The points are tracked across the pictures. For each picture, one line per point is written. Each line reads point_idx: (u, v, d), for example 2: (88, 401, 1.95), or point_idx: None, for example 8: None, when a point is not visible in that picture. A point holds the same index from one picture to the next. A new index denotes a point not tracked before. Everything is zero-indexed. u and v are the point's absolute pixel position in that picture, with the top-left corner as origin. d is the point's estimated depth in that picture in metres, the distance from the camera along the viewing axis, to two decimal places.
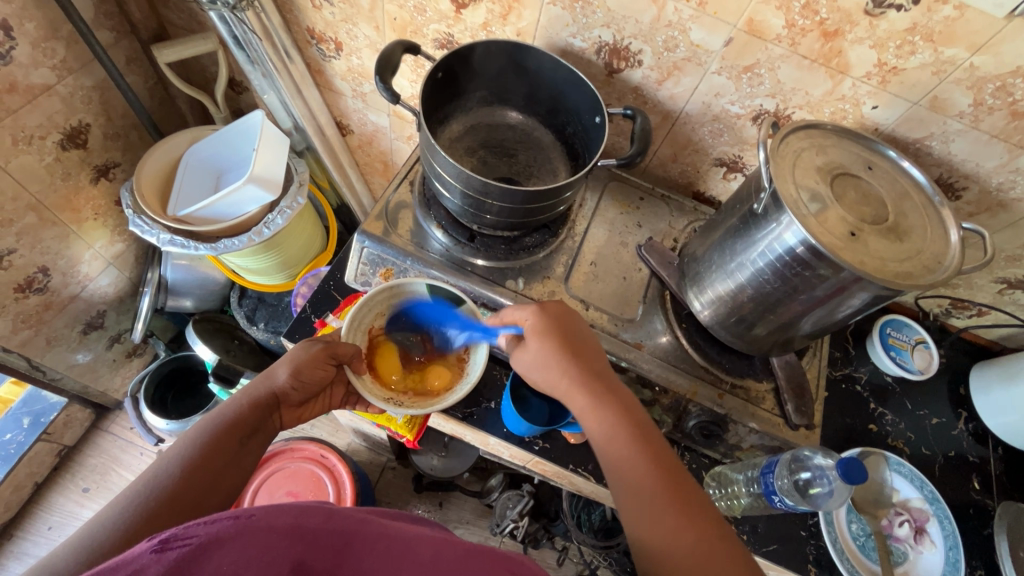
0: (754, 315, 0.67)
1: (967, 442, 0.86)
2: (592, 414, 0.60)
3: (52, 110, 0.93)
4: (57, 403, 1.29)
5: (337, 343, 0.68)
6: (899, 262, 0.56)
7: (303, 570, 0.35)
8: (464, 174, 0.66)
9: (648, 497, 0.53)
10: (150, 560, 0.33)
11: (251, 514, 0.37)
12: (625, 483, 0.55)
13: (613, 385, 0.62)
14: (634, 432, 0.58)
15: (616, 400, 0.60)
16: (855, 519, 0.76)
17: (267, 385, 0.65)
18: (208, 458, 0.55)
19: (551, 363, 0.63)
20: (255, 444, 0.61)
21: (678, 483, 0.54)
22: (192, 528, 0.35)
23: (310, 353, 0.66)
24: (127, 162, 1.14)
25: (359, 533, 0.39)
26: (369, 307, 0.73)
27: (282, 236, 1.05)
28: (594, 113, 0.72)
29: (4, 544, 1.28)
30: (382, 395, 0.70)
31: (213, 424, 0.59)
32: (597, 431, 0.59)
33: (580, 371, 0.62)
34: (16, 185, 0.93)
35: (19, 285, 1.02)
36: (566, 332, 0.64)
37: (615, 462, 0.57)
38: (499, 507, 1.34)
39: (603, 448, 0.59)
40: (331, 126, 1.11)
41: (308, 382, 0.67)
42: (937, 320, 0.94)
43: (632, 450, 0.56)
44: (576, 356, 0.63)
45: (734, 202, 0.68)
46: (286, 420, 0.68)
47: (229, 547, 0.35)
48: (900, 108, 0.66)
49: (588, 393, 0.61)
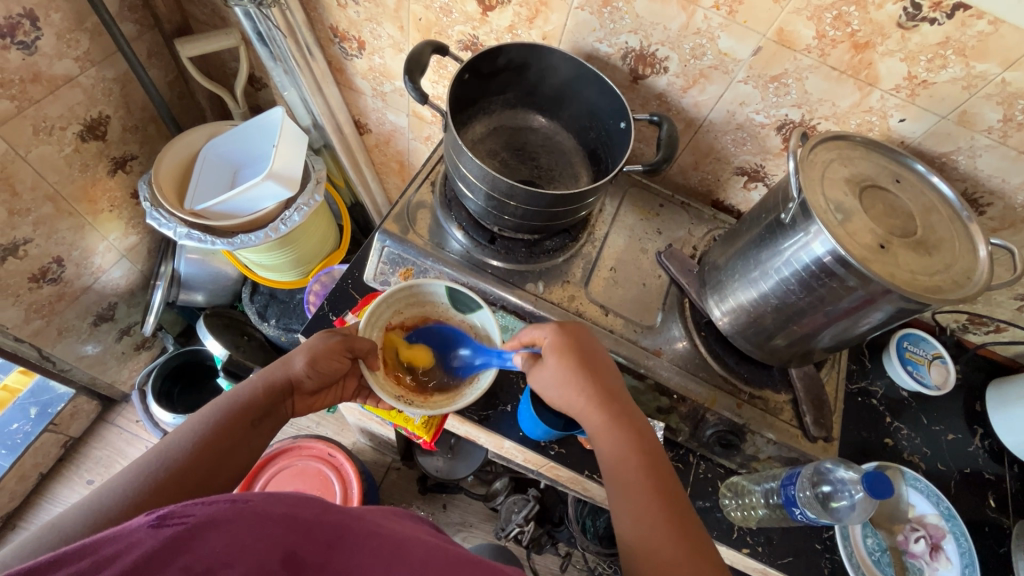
0: (776, 325, 0.67)
1: (983, 459, 0.85)
2: (605, 434, 0.60)
3: (73, 101, 0.93)
4: (65, 393, 1.29)
5: (356, 337, 0.66)
6: (929, 275, 0.55)
7: (295, 559, 0.35)
8: (488, 175, 0.66)
9: (647, 520, 0.54)
10: (145, 534, 0.32)
11: (249, 498, 0.36)
12: (628, 501, 0.56)
13: (628, 407, 0.62)
14: (643, 459, 0.58)
15: (629, 422, 0.61)
16: (871, 533, 0.75)
17: (284, 371, 0.64)
18: (218, 439, 0.56)
19: (570, 382, 0.62)
20: (266, 427, 0.62)
21: (671, 499, 0.56)
22: (190, 507, 0.34)
23: (328, 343, 0.65)
24: (144, 155, 1.14)
25: (350, 529, 0.40)
26: (389, 302, 0.72)
27: (298, 232, 1.05)
28: (619, 119, 0.72)
29: (7, 535, 1.27)
30: (393, 393, 0.68)
31: (228, 405, 0.60)
32: (606, 451, 0.60)
33: (597, 391, 0.61)
34: (35, 175, 0.93)
35: (34, 274, 1.02)
36: (586, 353, 0.63)
37: (623, 484, 0.58)
38: (505, 511, 1.35)
39: (612, 468, 0.59)
40: (349, 125, 1.11)
41: (324, 373, 0.65)
42: (954, 336, 0.94)
43: (642, 474, 0.57)
44: (597, 378, 0.62)
45: (759, 211, 0.68)
46: (298, 407, 0.67)
47: (225, 529, 0.34)
48: (927, 122, 0.66)
49: (606, 413, 0.60)
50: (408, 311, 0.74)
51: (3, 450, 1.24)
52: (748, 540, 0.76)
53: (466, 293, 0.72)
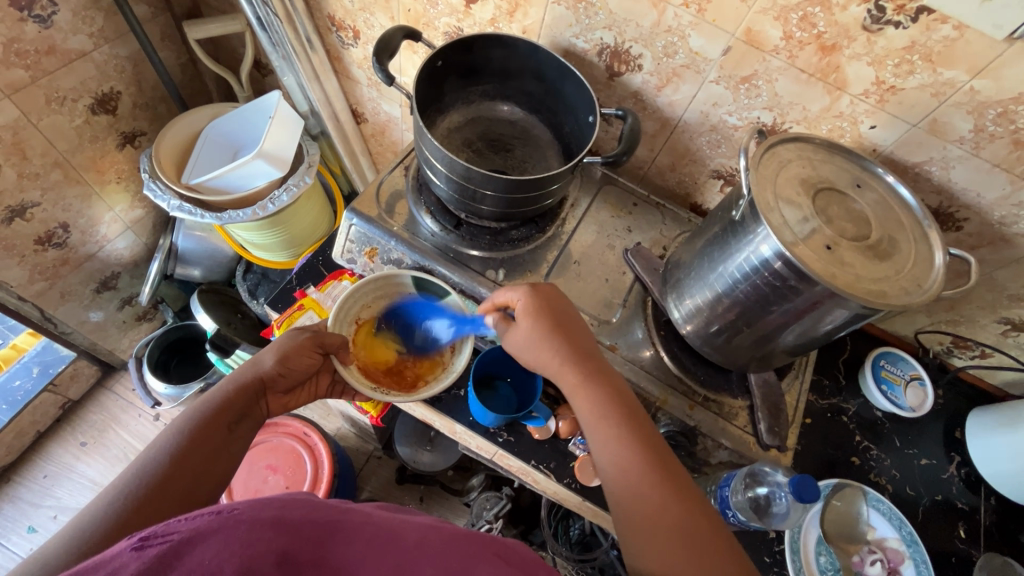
0: (729, 326, 0.66)
1: (957, 488, 0.82)
2: (581, 391, 0.59)
3: (86, 75, 1.01)
4: (66, 356, 1.35)
5: (325, 333, 0.68)
6: (875, 281, 0.54)
7: (288, 558, 0.35)
8: (449, 158, 0.67)
9: (635, 482, 0.53)
10: (130, 557, 0.32)
11: (233, 508, 0.36)
12: (609, 457, 0.55)
13: (599, 363, 0.62)
14: (623, 411, 0.57)
15: (604, 377, 0.60)
16: (825, 551, 0.72)
17: (255, 370, 0.64)
18: (196, 445, 0.55)
19: (545, 341, 0.62)
20: (244, 430, 0.61)
21: (666, 463, 0.54)
22: (172, 526, 0.35)
23: (297, 341, 0.66)
24: (153, 132, 1.23)
25: (341, 525, 0.40)
26: (356, 297, 0.74)
27: (288, 214, 1.08)
28: (587, 113, 0.73)
29: (2, 487, 1.33)
30: (368, 383, 0.71)
31: (199, 411, 0.58)
32: (583, 409, 0.59)
33: (570, 349, 0.61)
34: (46, 143, 1.00)
35: (39, 237, 1.08)
36: (558, 313, 0.64)
37: (604, 440, 0.56)
38: (476, 507, 1.30)
39: (592, 426, 0.58)
40: (346, 113, 1.14)
41: (294, 369, 0.66)
42: (938, 358, 0.90)
43: (621, 429, 0.56)
44: (569, 336, 0.62)
45: (718, 211, 0.68)
46: (272, 407, 0.66)
47: (212, 539, 0.34)
48: (898, 130, 0.65)
49: (580, 369, 0.60)
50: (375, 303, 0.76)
51: (4, 405, 1.30)
52: None
53: (431, 282, 0.74)
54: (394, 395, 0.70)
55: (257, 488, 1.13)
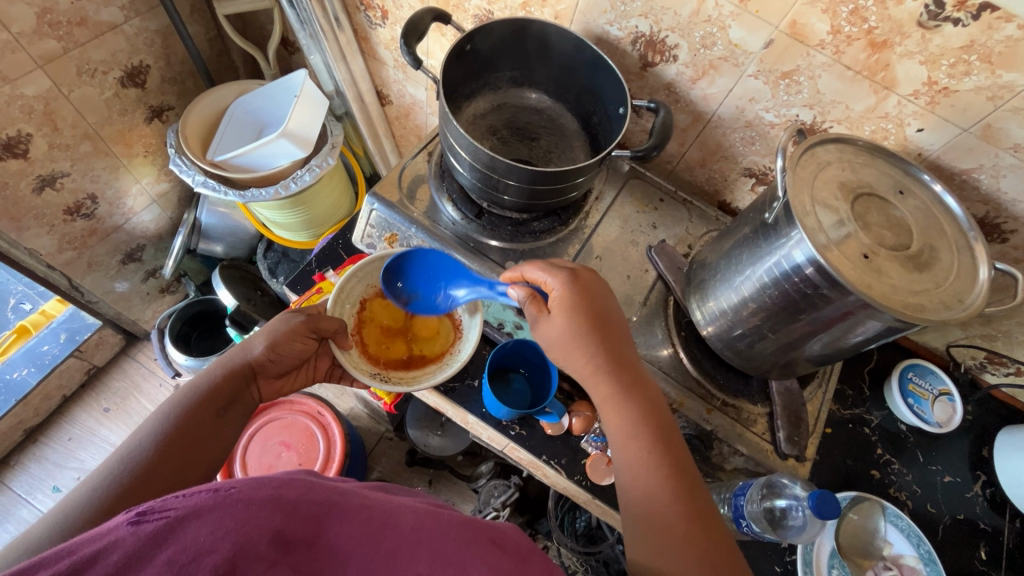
0: (753, 332, 0.64)
1: (981, 508, 0.79)
2: (614, 405, 0.58)
3: (116, 47, 1.02)
4: (92, 324, 1.38)
5: (319, 317, 0.68)
6: (913, 293, 0.51)
7: (283, 538, 0.35)
8: (473, 146, 0.66)
9: (660, 507, 0.52)
10: (126, 532, 0.32)
11: (230, 487, 0.36)
12: (633, 474, 0.55)
13: (638, 375, 0.60)
14: (655, 432, 0.56)
15: (639, 393, 0.58)
16: (838, 565, 0.71)
17: (245, 356, 0.65)
18: (182, 432, 0.56)
19: (580, 345, 0.59)
20: (233, 415, 0.62)
21: (694, 493, 0.53)
22: (170, 501, 0.35)
23: (289, 326, 0.66)
24: (180, 107, 1.24)
25: (337, 505, 0.40)
26: (359, 277, 0.73)
27: (310, 194, 1.08)
28: (618, 104, 0.71)
29: (29, 447, 1.38)
30: (368, 369, 0.70)
31: (187, 397, 0.59)
32: (615, 424, 0.58)
33: (606, 358, 0.59)
34: (76, 114, 1.02)
35: (69, 207, 1.10)
36: (598, 312, 0.60)
37: (632, 456, 0.55)
38: (484, 494, 1.31)
39: (621, 443, 0.57)
40: (371, 95, 1.13)
41: (285, 355, 0.66)
42: (969, 373, 0.87)
43: (651, 453, 0.55)
44: (607, 341, 0.60)
45: (749, 212, 0.65)
46: (265, 391, 0.68)
47: (207, 517, 0.34)
48: (947, 134, 0.61)
49: (614, 382, 0.58)
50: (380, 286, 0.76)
51: (32, 368, 1.34)
52: None
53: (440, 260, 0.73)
54: (393, 383, 0.68)
55: (271, 463, 1.15)
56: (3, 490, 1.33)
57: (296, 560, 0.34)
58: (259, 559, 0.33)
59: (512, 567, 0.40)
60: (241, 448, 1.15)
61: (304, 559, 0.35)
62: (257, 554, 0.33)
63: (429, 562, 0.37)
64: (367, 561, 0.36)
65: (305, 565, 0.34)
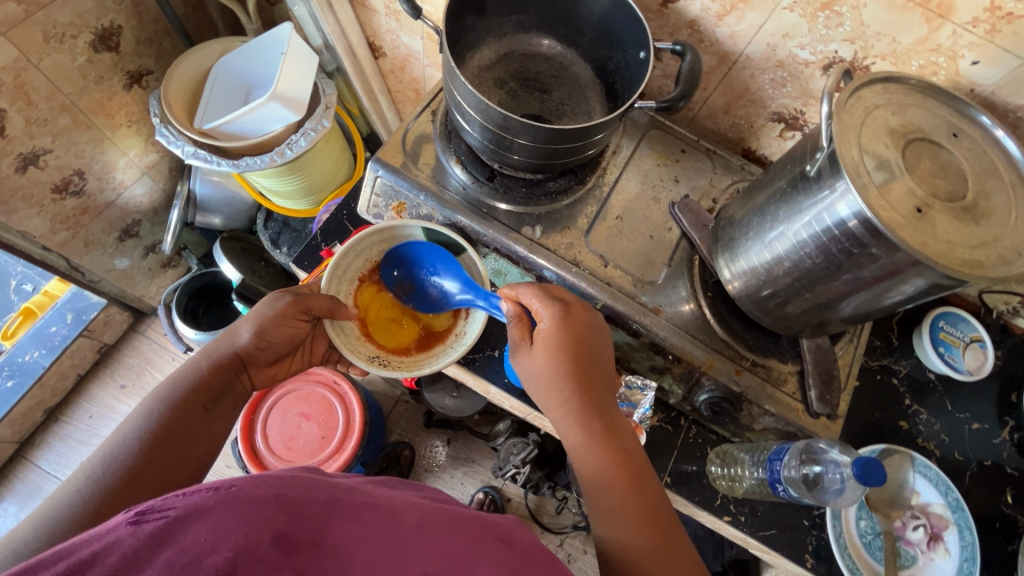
0: (786, 291, 0.61)
1: (1008, 453, 0.79)
2: (586, 451, 0.58)
3: (82, 8, 0.94)
4: (96, 303, 1.36)
5: (308, 295, 0.64)
6: (970, 249, 0.48)
7: (284, 538, 0.34)
8: (483, 104, 0.60)
9: (642, 555, 0.53)
10: (126, 532, 0.31)
11: (232, 484, 0.35)
12: (612, 526, 0.55)
13: (611, 419, 0.60)
14: (629, 479, 0.57)
15: (610, 443, 0.58)
16: (865, 516, 0.73)
17: (230, 346, 0.63)
18: (167, 430, 0.55)
19: (555, 387, 0.59)
20: (223, 408, 0.61)
21: (670, 539, 0.54)
22: (170, 500, 0.33)
23: (277, 310, 0.63)
24: (160, 70, 1.16)
25: (340, 504, 0.39)
26: (357, 251, 0.70)
27: (306, 159, 1.03)
28: (638, 48, 0.64)
29: (52, 426, 1.40)
30: (366, 354, 0.68)
31: (170, 392, 0.58)
32: (588, 472, 0.58)
33: (578, 402, 0.59)
34: (49, 84, 0.96)
35: (56, 185, 1.05)
36: (583, 356, 0.58)
37: (607, 509, 0.56)
38: (504, 452, 1.34)
39: (594, 492, 0.58)
40: (363, 47, 1.05)
41: (273, 341, 0.64)
42: (1000, 319, 0.85)
43: (627, 501, 0.56)
44: (582, 389, 0.58)
45: (785, 162, 0.60)
46: (256, 379, 0.66)
47: (209, 517, 0.32)
48: (1006, 66, 0.55)
49: (583, 429, 0.59)
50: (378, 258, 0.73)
51: (44, 350, 1.33)
52: (730, 509, 0.74)
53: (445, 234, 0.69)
54: (392, 367, 0.66)
55: (292, 435, 1.16)
56: (32, 468, 1.36)
57: (298, 562, 0.33)
58: (261, 560, 0.32)
59: (520, 563, 0.41)
60: (260, 421, 1.16)
61: (307, 560, 0.33)
62: (258, 555, 0.32)
63: (436, 559, 0.37)
64: (371, 558, 0.35)
65: (308, 565, 0.33)
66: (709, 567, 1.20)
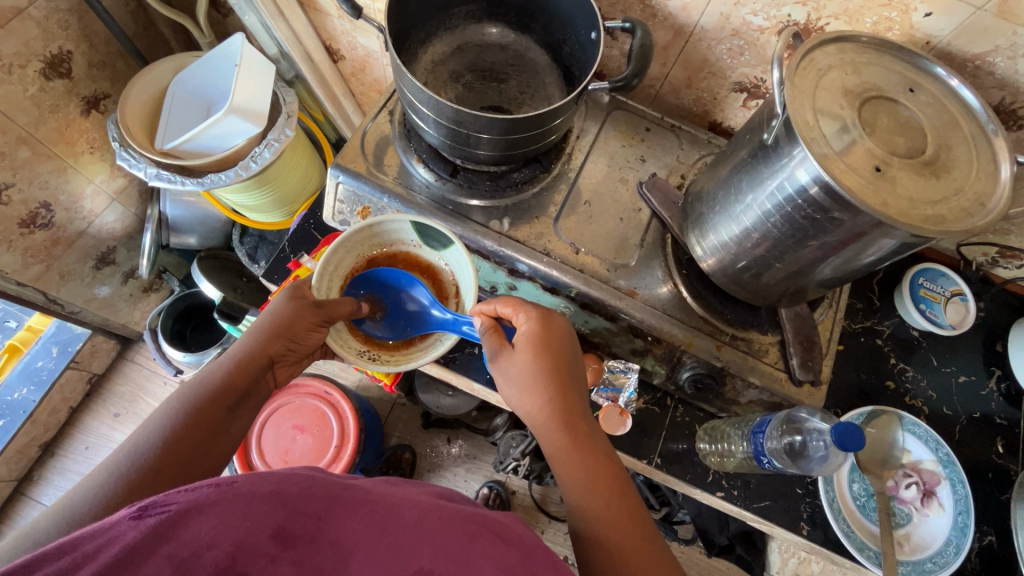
0: (759, 263, 0.60)
1: (997, 403, 0.79)
2: (566, 457, 0.57)
3: (27, 35, 0.92)
4: (81, 334, 1.34)
5: (330, 305, 0.62)
6: (931, 204, 0.47)
7: (284, 533, 0.34)
8: (435, 101, 0.58)
9: (626, 558, 0.49)
10: (129, 526, 0.31)
11: (233, 480, 0.35)
12: (596, 526, 0.52)
13: (589, 426, 0.59)
14: (613, 485, 0.55)
15: (592, 447, 0.57)
16: (857, 479, 0.73)
17: (263, 347, 0.59)
18: (191, 429, 0.52)
19: (535, 389, 0.58)
20: (246, 409, 0.58)
21: (649, 539, 0.52)
22: (173, 495, 0.33)
23: (299, 314, 0.60)
24: (117, 93, 1.14)
25: (341, 499, 0.38)
26: (346, 247, 0.67)
27: (273, 171, 1.01)
28: (589, 29, 0.63)
29: (48, 461, 1.39)
30: (356, 348, 0.67)
31: (195, 392, 0.55)
32: (571, 478, 0.56)
33: (558, 403, 0.58)
34: (3, 117, 0.94)
35: (23, 220, 1.04)
36: (559, 355, 0.59)
37: (589, 516, 0.53)
38: (503, 446, 1.36)
39: (577, 500, 0.55)
40: (320, 51, 1.03)
41: (304, 346, 0.61)
42: (980, 270, 0.84)
43: (611, 507, 0.53)
44: (563, 387, 0.59)
45: (745, 132, 0.59)
46: (280, 377, 0.63)
47: (210, 512, 0.33)
48: (959, 15, 0.55)
49: (568, 434, 0.57)
50: (371, 252, 0.71)
51: (32, 386, 1.32)
52: (723, 484, 0.75)
53: (432, 226, 0.66)
54: (381, 362, 0.65)
55: (287, 448, 1.16)
56: (33, 504, 1.35)
57: (296, 554, 0.33)
58: (261, 553, 0.32)
59: (519, 560, 0.39)
60: (255, 436, 1.15)
61: (306, 553, 0.33)
62: (257, 549, 0.32)
63: (433, 554, 0.36)
64: (370, 553, 0.35)
65: (306, 558, 0.33)
66: (714, 540, 1.22)
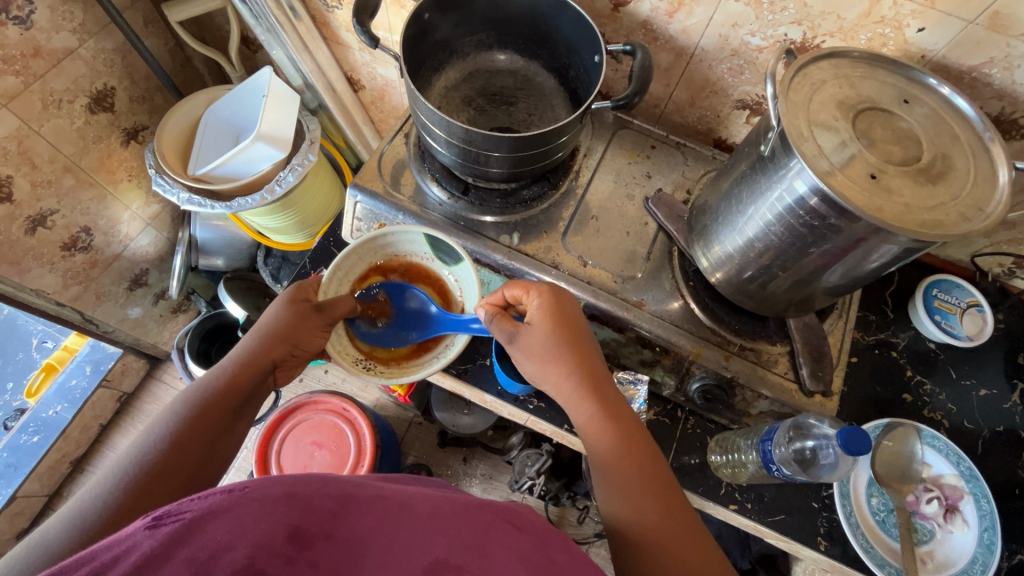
0: (763, 272, 0.61)
1: (1021, 417, 0.77)
2: (597, 423, 0.58)
3: (76, 73, 1.00)
4: (113, 353, 1.40)
5: (332, 310, 0.66)
6: (927, 210, 0.48)
7: (299, 533, 0.35)
8: (446, 122, 0.62)
9: (654, 530, 0.50)
10: (144, 536, 0.31)
11: (245, 486, 0.35)
12: (625, 500, 0.53)
13: (617, 396, 0.60)
14: (642, 458, 0.56)
15: (624, 416, 0.58)
16: (876, 494, 0.71)
17: (267, 351, 0.62)
18: (201, 425, 0.54)
19: (557, 360, 0.59)
20: (249, 410, 0.60)
21: (677, 514, 0.52)
22: (186, 503, 0.34)
23: (303, 318, 0.64)
24: (154, 125, 1.22)
25: (354, 497, 0.40)
26: (361, 254, 0.71)
27: (296, 195, 1.06)
28: (591, 52, 0.66)
29: (77, 477, 1.43)
30: (354, 356, 0.69)
31: (200, 397, 0.57)
32: (603, 447, 0.57)
33: (582, 374, 0.59)
34: (51, 148, 1.01)
35: (65, 243, 1.11)
36: (575, 329, 0.60)
37: (618, 491, 0.54)
38: (518, 465, 1.33)
39: (608, 468, 0.56)
40: (341, 82, 1.09)
41: (308, 349, 0.64)
42: (997, 281, 0.83)
43: (644, 470, 0.55)
44: (587, 360, 0.60)
45: (744, 147, 0.61)
46: (279, 380, 0.66)
47: (226, 517, 0.33)
48: (951, 29, 0.57)
49: (597, 402, 0.58)
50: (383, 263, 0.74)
51: (66, 404, 1.38)
52: (736, 497, 0.74)
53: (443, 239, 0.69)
54: (375, 373, 0.67)
55: (306, 464, 1.18)
56: None
57: (312, 555, 0.34)
58: (278, 554, 0.33)
59: (533, 547, 0.41)
60: (275, 451, 1.18)
61: (322, 553, 0.34)
62: (274, 550, 0.33)
63: (447, 546, 0.37)
64: (386, 547, 0.36)
65: (323, 558, 0.34)
66: (736, 564, 1.19)
